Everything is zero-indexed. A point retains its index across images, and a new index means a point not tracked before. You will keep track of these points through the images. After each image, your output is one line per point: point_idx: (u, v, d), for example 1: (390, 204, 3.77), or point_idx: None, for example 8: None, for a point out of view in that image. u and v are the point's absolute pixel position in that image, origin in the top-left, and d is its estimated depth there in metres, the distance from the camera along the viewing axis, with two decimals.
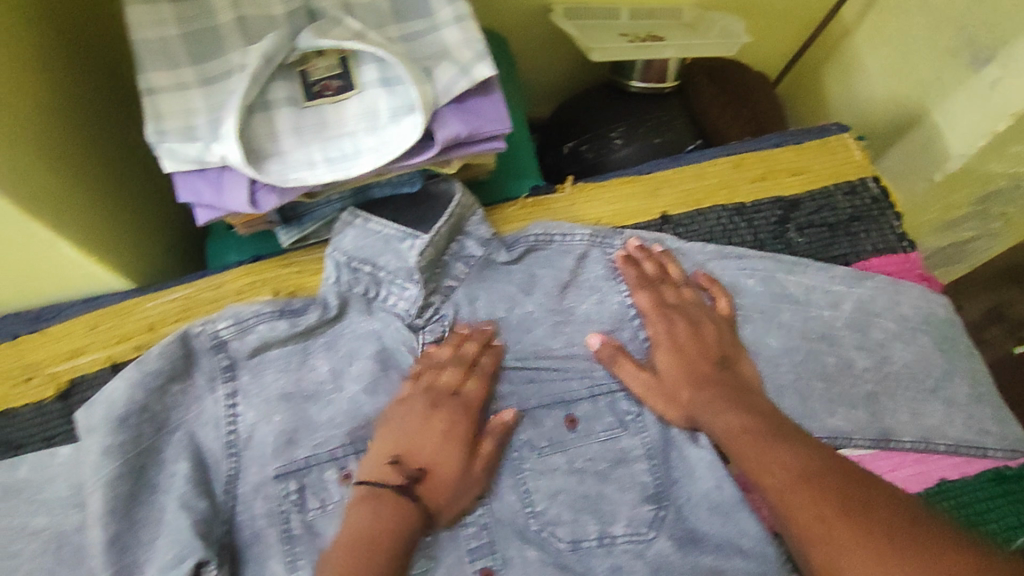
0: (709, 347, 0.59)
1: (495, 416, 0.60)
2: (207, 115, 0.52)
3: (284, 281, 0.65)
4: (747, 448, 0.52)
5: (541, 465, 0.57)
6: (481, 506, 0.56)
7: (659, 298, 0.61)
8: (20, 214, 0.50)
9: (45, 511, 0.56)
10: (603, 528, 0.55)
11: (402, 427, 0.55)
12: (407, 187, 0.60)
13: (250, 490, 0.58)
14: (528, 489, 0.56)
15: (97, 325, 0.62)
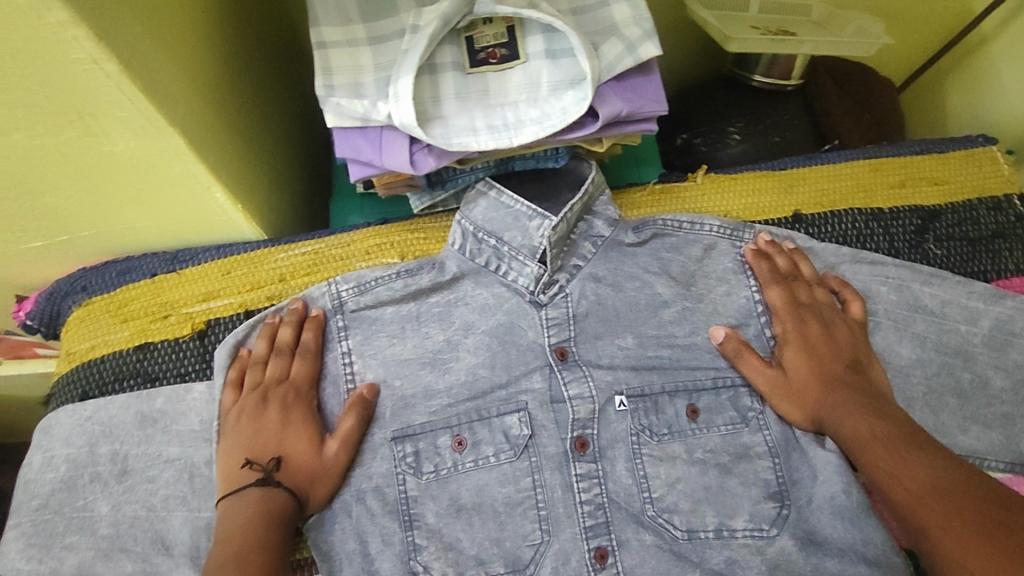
0: (843, 349, 0.58)
1: (617, 397, 0.59)
2: (374, 73, 0.53)
3: (410, 245, 0.65)
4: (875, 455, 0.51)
5: (660, 452, 0.57)
6: (600, 486, 0.56)
7: (792, 293, 0.61)
8: (189, 155, 0.53)
9: (178, 441, 0.57)
10: (723, 521, 0.55)
11: (235, 430, 0.55)
12: (552, 164, 0.59)
13: (363, 449, 0.56)
14: (648, 473, 0.56)
15: (231, 272, 0.63)
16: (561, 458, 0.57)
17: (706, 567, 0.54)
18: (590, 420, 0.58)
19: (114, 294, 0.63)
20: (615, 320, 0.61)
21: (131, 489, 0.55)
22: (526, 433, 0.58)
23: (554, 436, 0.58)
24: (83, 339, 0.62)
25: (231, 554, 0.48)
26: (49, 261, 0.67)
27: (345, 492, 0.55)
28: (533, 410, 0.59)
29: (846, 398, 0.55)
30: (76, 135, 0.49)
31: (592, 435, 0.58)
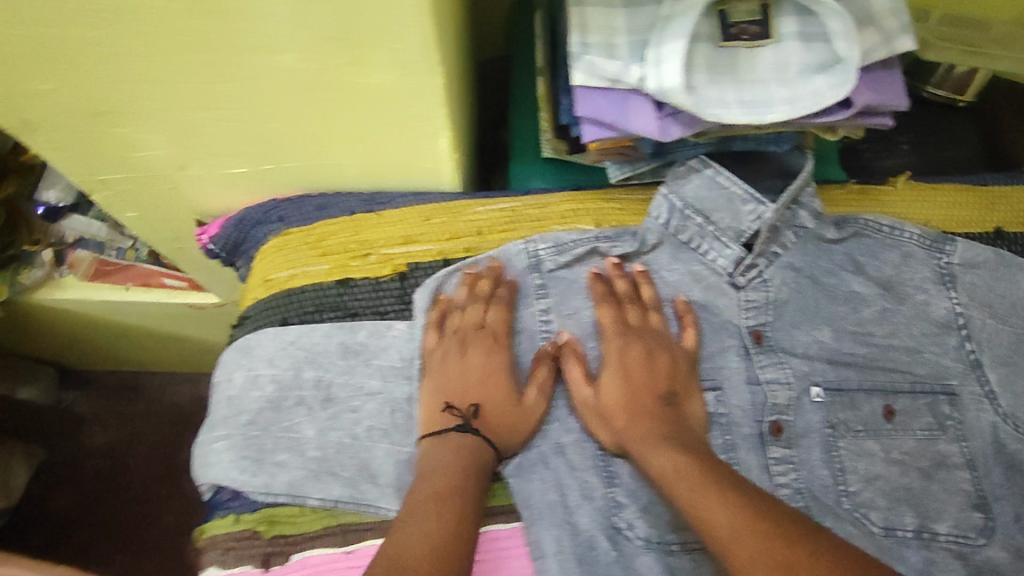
0: (658, 380, 0.54)
1: (814, 387, 0.58)
2: (628, 35, 0.52)
3: (606, 214, 0.65)
4: (713, 513, 0.46)
5: (857, 447, 0.57)
6: (796, 472, 0.56)
7: (622, 316, 0.57)
8: (440, 97, 0.52)
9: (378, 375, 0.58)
10: (923, 523, 0.55)
11: (438, 373, 0.58)
12: (774, 147, 0.58)
13: (563, 407, 0.58)
14: (844, 466, 0.56)
15: (431, 219, 0.63)
16: (757, 439, 0.57)
17: (905, 567, 0.53)
18: (787, 407, 0.58)
19: (312, 226, 0.64)
20: (816, 311, 0.60)
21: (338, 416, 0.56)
22: (721, 412, 0.58)
23: (750, 418, 0.58)
24: (281, 266, 0.63)
25: (431, 493, 0.49)
26: (242, 188, 0.67)
27: (542, 443, 0.56)
28: (727, 391, 0.58)
29: (653, 429, 0.53)
30: (340, 64, 0.48)
31: (788, 421, 0.58)
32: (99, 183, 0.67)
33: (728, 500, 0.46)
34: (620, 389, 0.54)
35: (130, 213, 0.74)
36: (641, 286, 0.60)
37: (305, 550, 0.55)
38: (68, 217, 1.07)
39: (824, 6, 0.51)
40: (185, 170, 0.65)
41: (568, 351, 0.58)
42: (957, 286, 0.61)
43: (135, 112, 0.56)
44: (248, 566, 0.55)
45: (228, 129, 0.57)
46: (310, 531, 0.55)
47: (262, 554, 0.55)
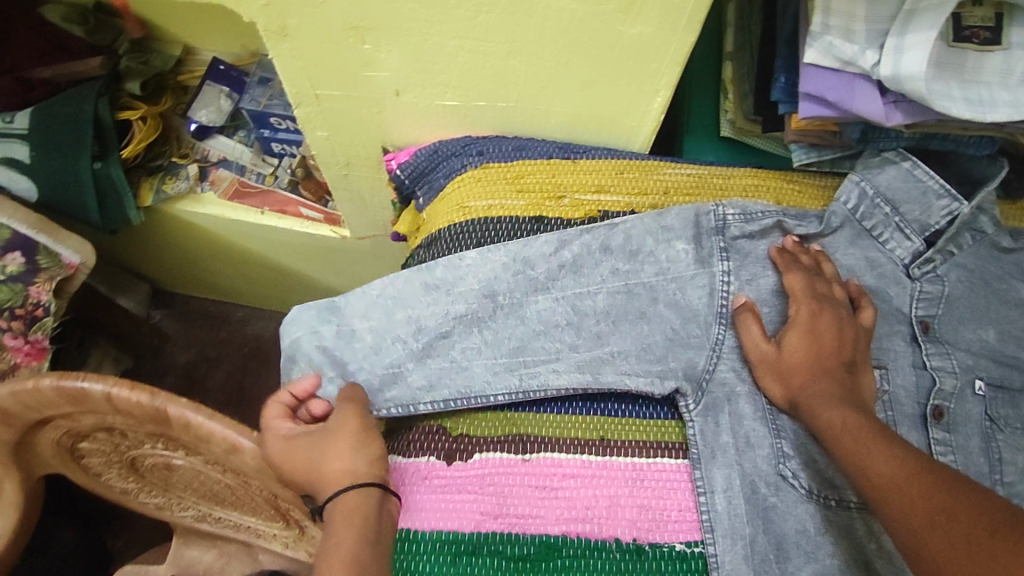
0: (843, 346, 0.58)
1: (979, 381, 0.60)
2: (866, 23, 0.56)
3: (786, 194, 0.68)
4: (877, 464, 0.48)
5: (1014, 442, 0.59)
6: (955, 455, 0.58)
7: (812, 286, 0.61)
8: (682, 55, 0.58)
9: (550, 336, 0.61)
10: None
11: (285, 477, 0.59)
12: (973, 151, 0.62)
13: (733, 363, 0.60)
14: (1002, 456, 0.59)
15: (623, 173, 0.67)
16: (918, 420, 0.60)
17: None
18: (950, 394, 0.60)
19: (511, 164, 0.68)
20: (985, 310, 0.63)
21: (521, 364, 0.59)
22: (886, 390, 0.60)
23: (912, 399, 0.61)
24: (479, 195, 0.67)
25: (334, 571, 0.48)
26: (442, 120, 0.72)
27: (716, 390, 0.59)
28: (892, 371, 0.61)
29: (824, 390, 0.55)
30: (614, 10, 0.54)
31: (949, 407, 0.59)
32: (312, 98, 0.72)
33: (890, 451, 0.48)
34: (803, 347, 0.58)
35: (319, 133, 0.79)
36: (822, 261, 0.63)
37: (486, 452, 0.57)
38: (214, 137, 1.12)
39: None
40: (399, 95, 0.70)
41: (747, 310, 0.61)
42: None
43: (389, 30, 0.61)
44: (432, 459, 0.57)
45: (468, 56, 0.62)
46: (493, 437, 0.57)
47: (447, 450, 0.57)
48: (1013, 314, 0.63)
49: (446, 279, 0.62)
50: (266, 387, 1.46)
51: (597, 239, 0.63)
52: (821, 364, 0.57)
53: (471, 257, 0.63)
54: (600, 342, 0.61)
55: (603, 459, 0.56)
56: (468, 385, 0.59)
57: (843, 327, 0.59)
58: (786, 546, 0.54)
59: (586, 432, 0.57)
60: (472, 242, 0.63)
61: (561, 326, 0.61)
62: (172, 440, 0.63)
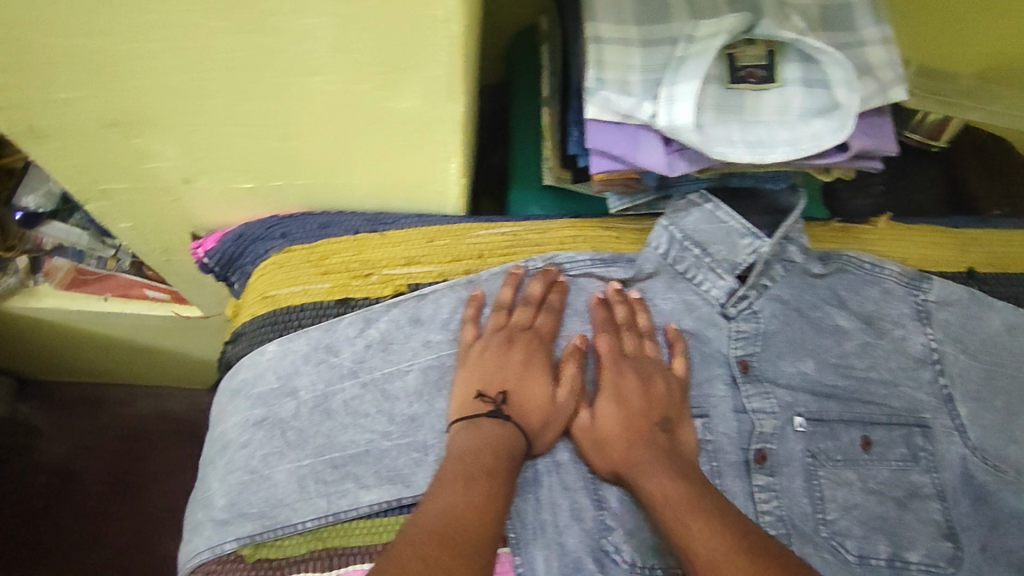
0: (654, 406, 0.58)
1: (797, 418, 0.61)
2: (642, 74, 0.55)
3: (604, 242, 0.67)
4: (709, 547, 0.46)
5: (836, 476, 0.60)
6: (779, 500, 0.58)
7: (615, 344, 0.60)
8: (458, 125, 0.54)
9: (359, 428, 0.57)
10: (897, 552, 0.58)
11: (478, 363, 0.58)
12: (772, 185, 0.61)
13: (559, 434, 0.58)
14: (825, 492, 0.59)
15: (434, 241, 0.64)
16: (744, 466, 0.59)
17: None
18: (772, 435, 0.60)
19: (315, 244, 0.64)
20: (801, 343, 0.64)
21: (332, 466, 0.56)
22: (711, 439, 0.60)
23: (738, 445, 0.60)
24: (281, 283, 0.63)
25: (469, 472, 0.50)
26: (244, 202, 0.67)
27: (539, 463, 0.57)
28: (715, 419, 0.61)
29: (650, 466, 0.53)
30: (373, 87, 0.50)
31: (771, 450, 0.60)
32: (98, 192, 0.66)
33: (716, 533, 0.46)
34: (617, 414, 0.57)
35: (123, 224, 0.72)
36: (637, 313, 0.62)
37: None
38: (47, 222, 0.99)
39: (827, 55, 0.54)
40: (190, 182, 0.64)
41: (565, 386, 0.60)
42: (933, 322, 0.66)
43: (156, 124, 0.56)
44: None
45: (244, 142, 0.57)
46: (303, 554, 0.53)
47: None
48: (826, 344, 0.64)
49: (248, 390, 0.59)
50: (153, 471, 1.36)
51: (405, 313, 0.61)
52: (639, 431, 0.56)
53: (273, 361, 0.59)
54: (415, 425, 0.58)
55: None
56: (272, 500, 0.54)
57: (657, 391, 0.58)
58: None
59: None
60: (270, 353, 0.60)
61: (370, 417, 0.58)
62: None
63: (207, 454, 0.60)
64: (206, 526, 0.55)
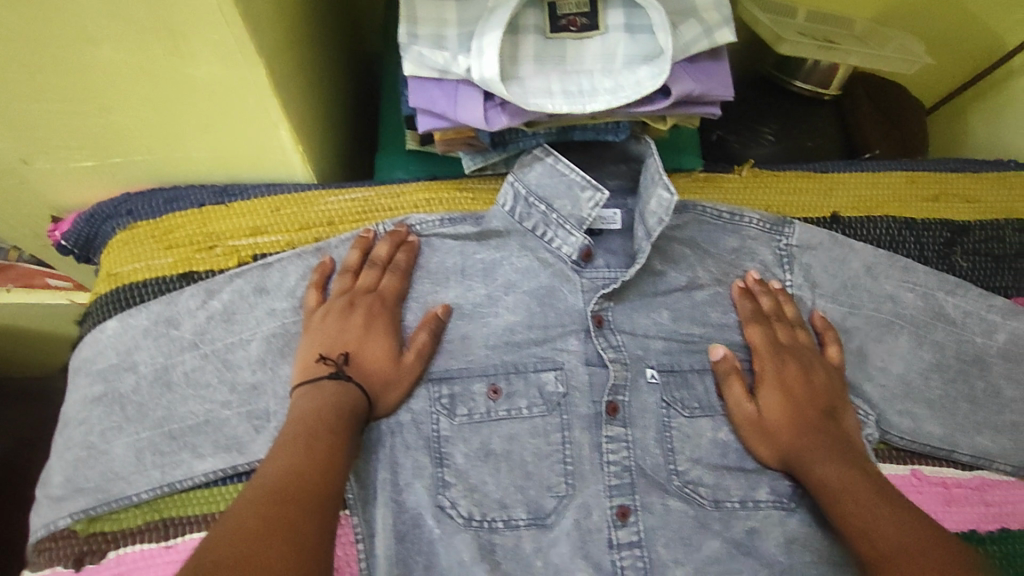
0: (818, 395, 0.59)
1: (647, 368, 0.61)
2: (457, 27, 0.54)
3: (457, 203, 0.66)
4: (826, 473, 0.54)
5: (687, 426, 0.60)
6: (629, 450, 0.58)
7: (774, 335, 0.61)
8: (269, 88, 0.53)
9: (199, 399, 0.57)
10: (749, 493, 0.59)
11: (321, 328, 0.57)
12: (610, 136, 0.60)
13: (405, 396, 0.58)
14: (675, 444, 0.59)
15: (280, 210, 0.64)
16: (593, 418, 0.59)
17: (726, 538, 0.57)
18: (623, 386, 0.60)
19: (159, 220, 0.63)
20: (653, 295, 0.63)
21: (170, 437, 0.56)
22: (561, 391, 0.60)
23: (589, 398, 0.60)
24: (126, 260, 0.62)
25: (310, 429, 0.49)
26: (91, 181, 0.65)
27: (381, 425, 0.57)
28: (569, 371, 0.61)
29: (789, 428, 0.57)
30: (163, 53, 0.49)
31: (623, 401, 0.59)
32: None
33: (833, 460, 0.54)
34: (781, 403, 0.58)
35: None
36: (783, 303, 0.63)
37: (123, 547, 0.53)
38: None
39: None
40: (29, 163, 0.61)
41: (731, 371, 0.60)
42: (795, 267, 0.65)
43: None
44: (61, 566, 0.52)
45: (61, 120, 0.56)
46: (136, 527, 0.53)
47: (75, 554, 0.52)
48: (679, 298, 0.63)
49: (89, 369, 0.58)
50: None
51: (250, 283, 0.61)
52: (799, 416, 0.58)
53: (115, 339, 0.59)
54: (257, 393, 0.58)
55: None
56: (107, 475, 0.54)
57: (795, 372, 0.59)
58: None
59: None
60: (111, 329, 0.59)
61: (211, 388, 0.58)
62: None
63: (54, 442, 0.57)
64: (43, 504, 0.55)
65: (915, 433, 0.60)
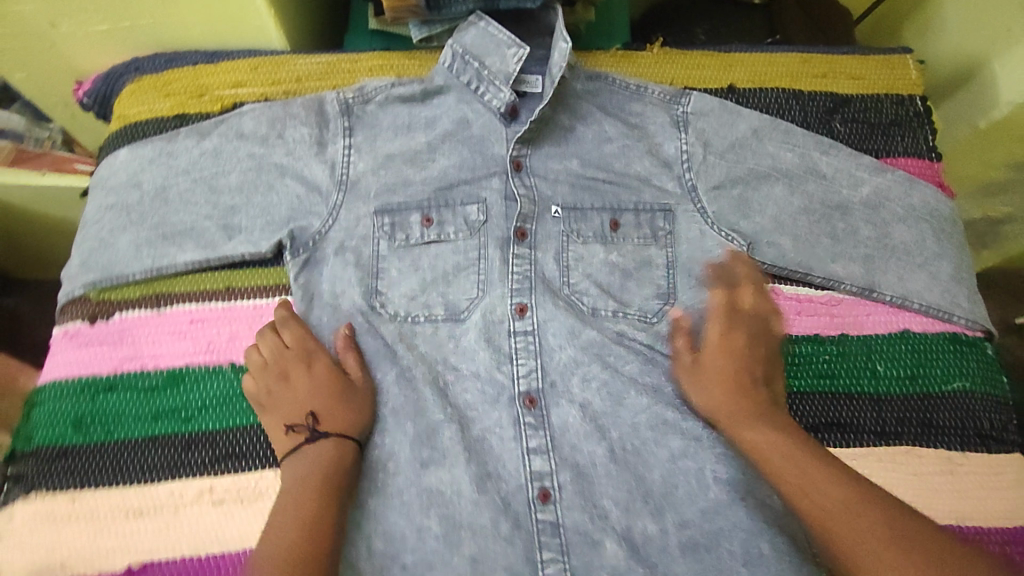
0: (757, 360, 0.67)
1: (551, 206, 0.74)
2: None
3: (406, 68, 0.79)
4: (752, 436, 0.63)
5: (581, 251, 0.73)
6: (529, 263, 0.72)
7: (732, 300, 0.70)
8: None
9: (187, 211, 0.70)
10: (620, 306, 0.73)
11: (271, 403, 0.62)
12: (529, 2, 0.73)
13: (352, 219, 0.72)
14: (570, 263, 0.73)
15: (257, 68, 0.77)
16: (504, 239, 0.73)
17: (602, 333, 0.72)
18: (530, 217, 0.73)
19: (160, 74, 0.77)
20: (566, 145, 0.75)
21: (162, 237, 0.69)
22: (482, 219, 0.73)
23: (502, 224, 0.73)
24: (134, 105, 0.77)
25: (291, 517, 0.55)
26: (107, 44, 0.79)
27: (328, 246, 0.71)
28: (489, 204, 0.73)
29: (723, 392, 0.66)
30: None
31: (530, 229, 0.73)
32: None
33: (757, 425, 0.63)
34: (727, 361, 0.67)
35: (17, 75, 0.85)
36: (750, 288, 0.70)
37: (125, 312, 0.67)
38: None
39: None
40: (55, 27, 0.75)
41: (681, 328, 0.71)
42: (689, 128, 0.75)
43: None
44: (76, 322, 0.67)
45: None
46: (135, 297, 0.68)
47: (88, 312, 0.67)
48: (589, 149, 0.75)
49: (104, 186, 0.73)
50: None
51: (231, 129, 0.73)
52: (738, 377, 0.66)
53: (124, 165, 0.73)
54: (234, 212, 0.71)
55: (227, 305, 0.68)
56: (112, 260, 0.68)
57: (723, 348, 0.68)
58: (385, 357, 0.70)
59: (217, 283, 0.69)
60: (122, 156, 0.74)
61: (197, 205, 0.71)
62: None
63: (77, 239, 0.71)
64: (65, 282, 0.69)
65: (774, 258, 0.72)
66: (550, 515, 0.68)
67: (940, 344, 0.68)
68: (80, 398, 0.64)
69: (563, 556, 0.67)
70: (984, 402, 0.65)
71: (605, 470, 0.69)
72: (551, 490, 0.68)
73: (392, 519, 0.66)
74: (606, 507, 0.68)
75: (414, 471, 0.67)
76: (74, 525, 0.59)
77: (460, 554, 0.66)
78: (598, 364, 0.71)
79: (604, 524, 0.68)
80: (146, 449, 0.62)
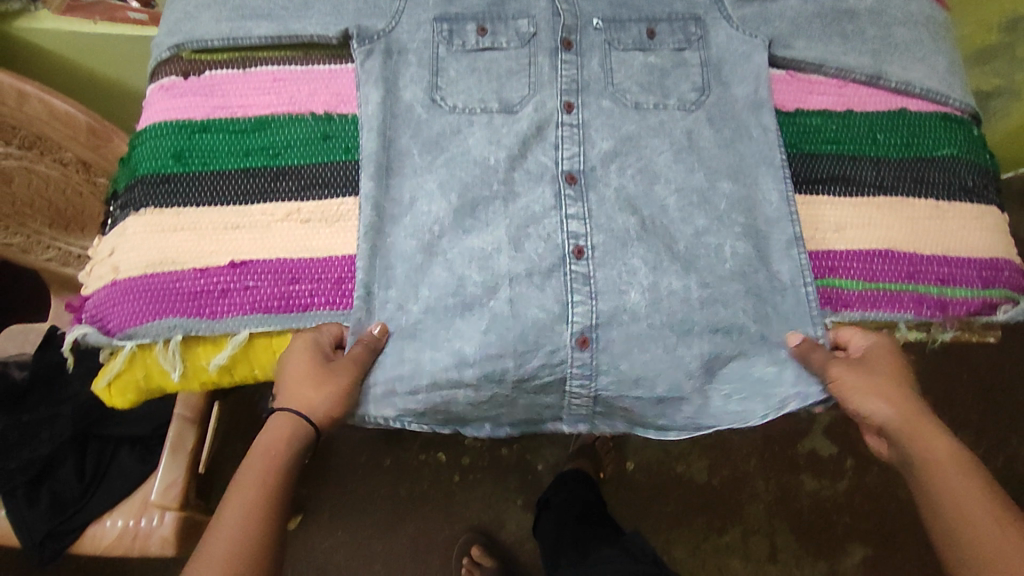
0: (891, 368, 0.67)
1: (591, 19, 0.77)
2: None
3: None
4: (929, 443, 0.63)
5: (622, 57, 0.77)
6: (575, 69, 0.76)
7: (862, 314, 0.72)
8: None
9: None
10: (662, 100, 0.76)
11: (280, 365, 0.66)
12: None
13: (412, 23, 0.75)
14: (613, 67, 0.76)
15: None
16: (552, 48, 0.76)
17: (639, 125, 0.75)
18: (574, 28, 0.76)
19: None
20: None
21: (240, 16, 0.74)
22: (532, 31, 0.76)
23: (549, 33, 0.76)
24: None
25: (237, 493, 0.62)
26: None
27: (388, 43, 0.75)
28: (533, 16, 0.77)
29: (905, 394, 0.65)
30: None
31: (576, 39, 0.76)
32: None
33: (936, 433, 0.64)
34: (859, 361, 0.67)
35: None
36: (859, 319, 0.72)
37: (215, 71, 0.75)
38: None
39: None
40: None
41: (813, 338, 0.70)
42: None
43: None
44: (173, 77, 0.75)
45: None
46: (224, 59, 0.75)
47: (183, 69, 0.75)
48: None
49: None
50: None
51: None
52: (882, 385, 0.65)
53: None
54: (307, 7, 0.75)
55: (305, 69, 0.75)
56: (194, 27, 0.74)
57: (898, 374, 0.66)
58: (445, 141, 0.73)
59: (293, 48, 0.76)
60: None
61: None
62: (45, 141, 0.89)
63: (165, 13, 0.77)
64: (155, 47, 0.76)
65: (800, 51, 0.77)
66: (584, 268, 0.71)
67: (934, 120, 0.77)
68: (178, 137, 0.72)
69: (591, 300, 0.70)
70: (968, 166, 0.76)
71: (639, 235, 0.73)
72: (585, 248, 0.72)
73: (436, 271, 0.70)
74: (635, 266, 0.72)
75: (457, 234, 0.71)
76: (179, 234, 0.69)
77: (497, 296, 0.69)
78: (633, 154, 0.75)
79: (632, 279, 0.71)
80: (238, 178, 0.71)
